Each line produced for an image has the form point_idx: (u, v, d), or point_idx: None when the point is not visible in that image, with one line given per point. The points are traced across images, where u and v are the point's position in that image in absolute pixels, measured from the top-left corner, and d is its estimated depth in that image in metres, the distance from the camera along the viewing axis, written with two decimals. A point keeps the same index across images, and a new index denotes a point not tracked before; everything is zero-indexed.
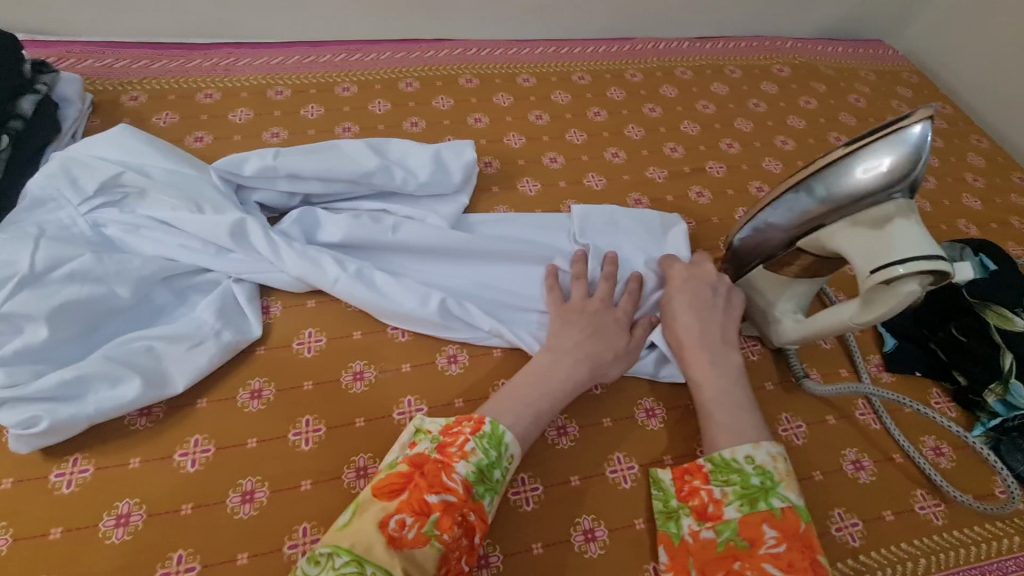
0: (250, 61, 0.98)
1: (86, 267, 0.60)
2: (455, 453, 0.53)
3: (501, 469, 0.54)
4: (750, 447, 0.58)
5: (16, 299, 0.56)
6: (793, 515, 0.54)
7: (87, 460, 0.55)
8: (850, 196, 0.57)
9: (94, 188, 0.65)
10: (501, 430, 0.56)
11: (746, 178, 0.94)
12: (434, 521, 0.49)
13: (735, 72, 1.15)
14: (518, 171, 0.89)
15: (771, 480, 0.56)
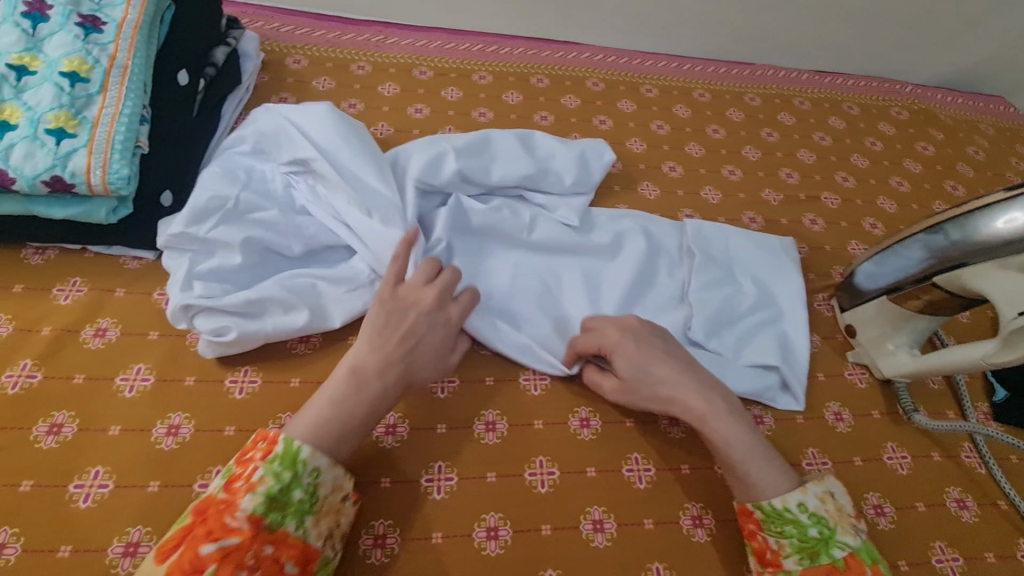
0: (398, 40, 1.05)
1: (275, 216, 0.66)
2: (240, 488, 0.48)
3: (302, 488, 0.50)
4: (799, 493, 0.55)
5: (219, 228, 0.63)
6: (855, 562, 0.52)
7: (255, 372, 0.62)
8: (992, 241, 0.59)
9: (276, 141, 0.68)
10: (295, 447, 0.51)
11: (860, 213, 0.95)
12: (215, 571, 0.44)
13: (853, 109, 1.16)
14: (639, 174, 0.93)
15: (827, 528, 0.53)
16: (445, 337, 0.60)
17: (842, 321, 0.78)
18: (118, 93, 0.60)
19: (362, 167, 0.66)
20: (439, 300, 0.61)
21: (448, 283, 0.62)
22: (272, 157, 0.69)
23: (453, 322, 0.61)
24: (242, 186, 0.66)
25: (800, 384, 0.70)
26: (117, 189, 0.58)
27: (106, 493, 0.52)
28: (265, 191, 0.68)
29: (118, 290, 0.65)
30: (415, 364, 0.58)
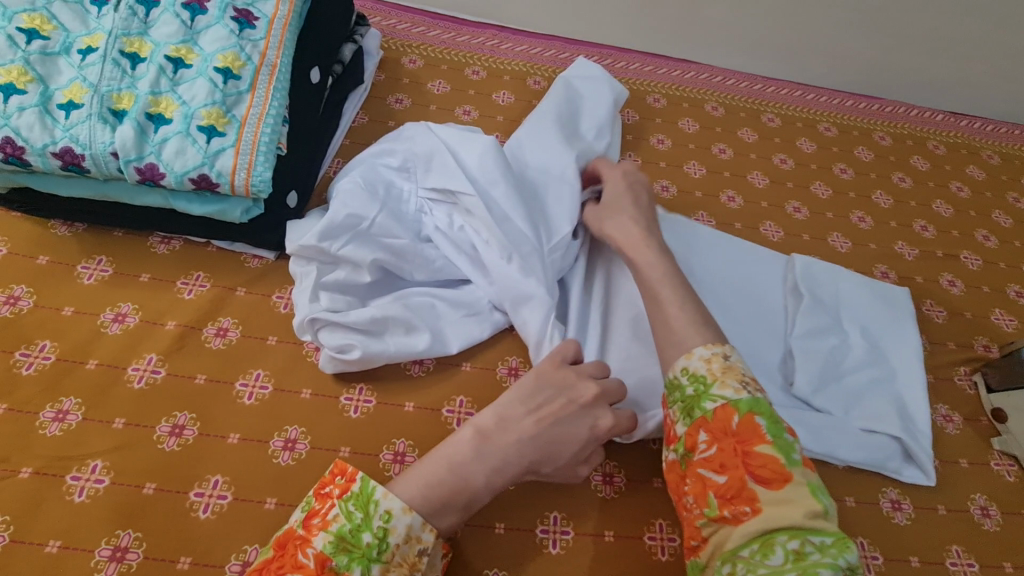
0: (513, 45, 1.02)
1: (403, 244, 0.62)
2: (314, 525, 0.46)
3: (373, 530, 0.46)
4: (685, 358, 0.52)
5: (349, 247, 0.60)
6: (723, 414, 0.48)
7: (371, 392, 0.59)
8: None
9: (422, 163, 0.65)
10: (370, 487, 0.48)
11: (1003, 278, 0.86)
12: None
13: (993, 158, 1.06)
14: (760, 212, 0.87)
15: (703, 385, 0.50)
16: (585, 441, 0.54)
17: (989, 402, 0.70)
18: (265, 92, 0.59)
19: (514, 206, 0.62)
20: (595, 400, 0.55)
21: (609, 386, 0.57)
22: (414, 177, 0.66)
23: (600, 430, 0.55)
24: (380, 204, 0.63)
25: (926, 458, 0.64)
26: (258, 192, 0.57)
27: (224, 504, 0.51)
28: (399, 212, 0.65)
29: (239, 289, 0.64)
30: (544, 461, 0.52)
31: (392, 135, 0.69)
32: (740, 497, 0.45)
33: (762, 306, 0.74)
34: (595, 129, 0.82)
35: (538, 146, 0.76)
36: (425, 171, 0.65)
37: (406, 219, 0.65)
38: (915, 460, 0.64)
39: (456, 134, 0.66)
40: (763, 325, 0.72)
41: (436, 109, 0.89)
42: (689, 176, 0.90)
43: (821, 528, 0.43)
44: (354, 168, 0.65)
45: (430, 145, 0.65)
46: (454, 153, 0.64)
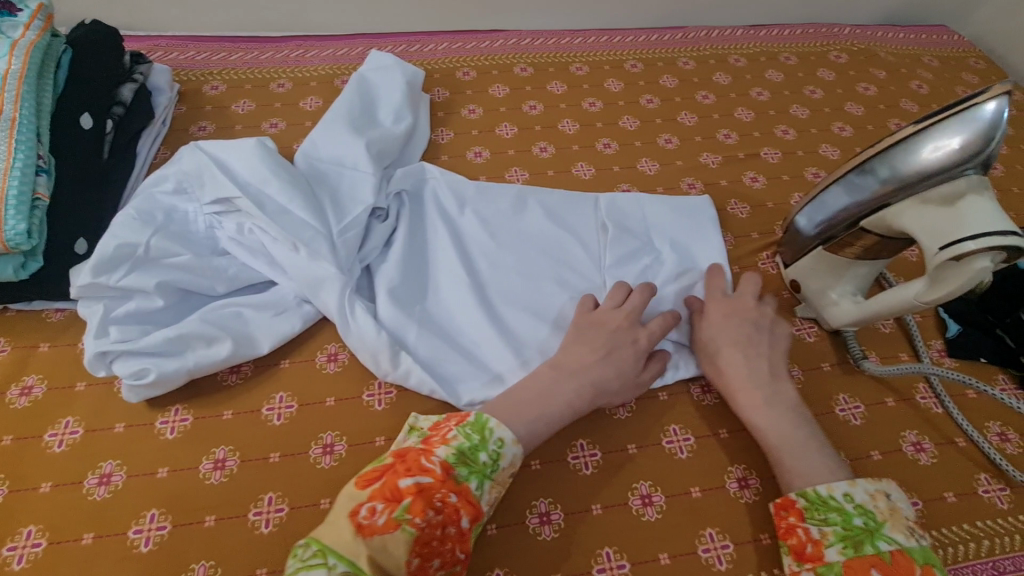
0: (318, 52, 1.03)
1: (190, 262, 0.64)
2: (435, 441, 0.54)
3: (488, 452, 0.54)
4: (846, 484, 0.55)
5: (131, 276, 0.62)
6: (904, 558, 0.50)
7: (187, 410, 0.61)
8: (914, 180, 0.58)
9: (195, 182, 0.68)
10: (484, 417, 0.56)
11: (801, 164, 0.94)
12: (408, 505, 0.48)
13: (790, 59, 1.14)
14: (572, 156, 0.92)
15: (873, 520, 0.53)
16: (634, 357, 0.64)
17: (786, 277, 0.77)
18: (8, 147, 0.60)
19: (291, 199, 0.67)
20: (628, 322, 0.66)
21: (636, 305, 0.67)
22: (194, 197, 0.68)
23: (642, 344, 0.65)
24: (154, 229, 0.64)
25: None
26: (16, 245, 0.57)
27: (38, 552, 0.52)
28: (186, 236, 0.67)
29: (41, 346, 0.64)
30: (607, 378, 0.62)
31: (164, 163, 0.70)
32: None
33: (570, 241, 0.78)
34: (392, 114, 0.85)
35: (332, 145, 0.78)
36: (199, 190, 0.67)
37: (193, 240, 0.67)
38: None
39: (220, 148, 0.69)
40: (571, 256, 0.77)
41: (241, 128, 0.90)
42: (501, 138, 0.94)
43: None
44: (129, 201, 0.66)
45: (197, 164, 0.68)
46: (222, 165, 0.68)
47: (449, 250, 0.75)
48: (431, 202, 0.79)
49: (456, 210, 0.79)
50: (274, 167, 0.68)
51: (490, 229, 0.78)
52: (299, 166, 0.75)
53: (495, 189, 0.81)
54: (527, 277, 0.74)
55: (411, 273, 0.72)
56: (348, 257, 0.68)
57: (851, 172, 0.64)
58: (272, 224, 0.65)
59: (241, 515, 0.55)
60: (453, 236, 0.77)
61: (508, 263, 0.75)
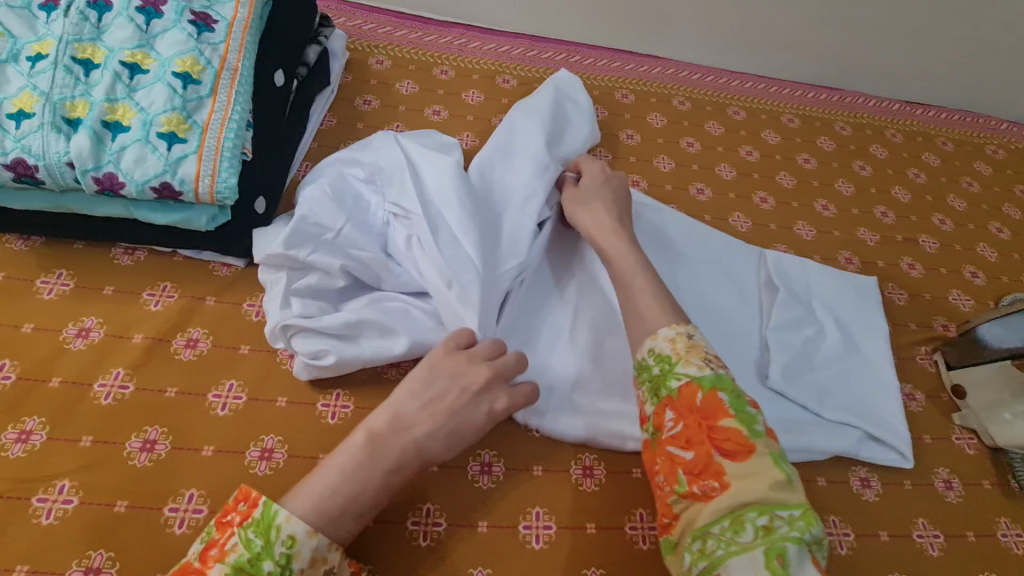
0: (481, 44, 1.02)
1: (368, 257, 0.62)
2: (211, 556, 0.44)
3: (275, 559, 0.44)
4: (649, 338, 0.55)
5: (318, 253, 0.60)
6: (688, 390, 0.50)
7: (348, 397, 0.59)
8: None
9: (374, 173, 0.66)
10: (271, 511, 0.46)
11: (960, 260, 0.90)
12: None
13: (947, 145, 1.10)
14: (728, 204, 0.89)
15: (668, 363, 0.52)
16: (481, 425, 0.54)
17: (948, 379, 0.73)
18: (227, 96, 0.58)
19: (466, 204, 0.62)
20: (488, 383, 0.55)
21: (506, 365, 0.56)
22: (381, 191, 0.65)
23: (497, 412, 0.54)
24: (346, 215, 0.62)
25: (899, 437, 0.66)
26: (223, 199, 0.56)
27: (200, 518, 0.50)
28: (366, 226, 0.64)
29: (208, 299, 0.62)
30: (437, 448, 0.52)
31: (360, 145, 0.68)
32: (708, 471, 0.47)
33: (731, 296, 0.74)
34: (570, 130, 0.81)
35: (507, 163, 0.74)
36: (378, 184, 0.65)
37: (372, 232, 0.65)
38: (887, 442, 0.66)
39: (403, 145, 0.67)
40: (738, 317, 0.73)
41: (405, 110, 0.88)
42: (658, 170, 0.91)
43: (788, 502, 0.45)
44: (321, 175, 0.65)
45: (380, 154, 0.66)
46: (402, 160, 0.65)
47: None
48: None
49: None
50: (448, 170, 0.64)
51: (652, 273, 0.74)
52: (472, 179, 0.71)
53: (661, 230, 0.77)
54: None
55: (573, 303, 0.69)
56: (499, 295, 0.63)
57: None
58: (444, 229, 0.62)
59: (400, 522, 0.55)
60: None
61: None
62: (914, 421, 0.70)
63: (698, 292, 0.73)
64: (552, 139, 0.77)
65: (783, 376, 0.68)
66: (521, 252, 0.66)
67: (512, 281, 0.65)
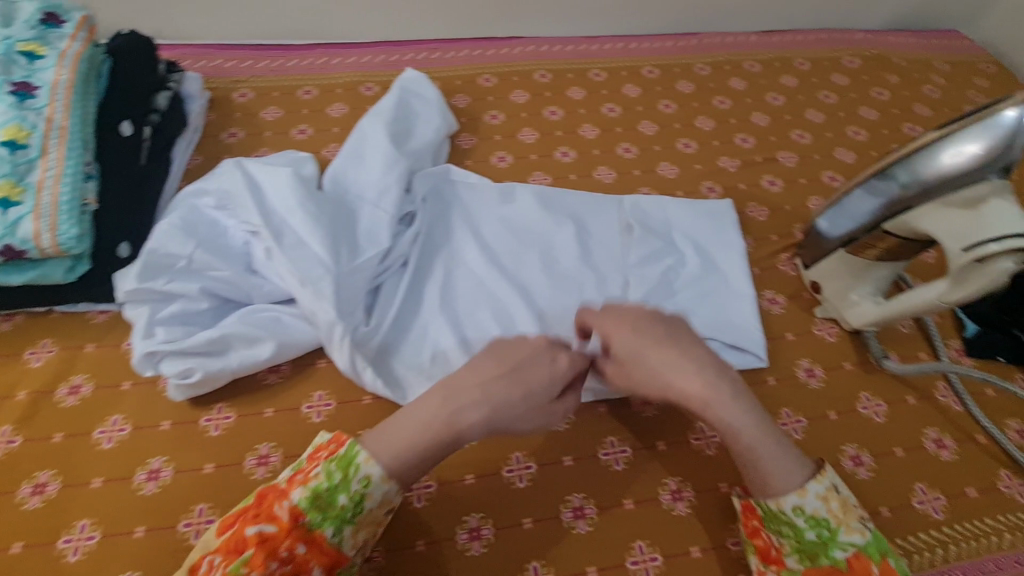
0: (341, 59, 1.06)
1: (227, 276, 0.66)
2: (296, 480, 0.50)
3: (349, 494, 0.50)
4: (796, 496, 0.53)
5: (175, 281, 0.64)
6: (858, 562, 0.51)
7: (229, 409, 0.63)
8: (943, 176, 0.59)
9: (222, 199, 0.69)
10: (354, 450, 0.51)
11: (818, 168, 0.95)
12: (248, 556, 0.45)
13: (804, 64, 1.15)
14: (593, 160, 0.94)
15: (827, 529, 0.53)
16: (550, 377, 0.56)
17: (806, 278, 0.78)
18: (58, 154, 0.62)
19: (307, 209, 0.66)
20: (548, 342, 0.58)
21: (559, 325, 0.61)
22: (232, 213, 0.69)
23: (561, 366, 0.57)
24: (197, 242, 0.66)
25: (753, 340, 0.71)
26: (68, 250, 0.60)
27: (93, 543, 0.54)
28: (224, 249, 0.68)
29: (87, 346, 0.66)
30: (511, 401, 0.54)
31: (208, 175, 0.71)
32: None
33: (584, 243, 0.81)
34: (420, 122, 0.86)
35: (358, 164, 0.78)
36: (228, 208, 0.69)
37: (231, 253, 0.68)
38: (742, 347, 0.71)
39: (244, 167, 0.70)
40: (599, 261, 0.80)
41: (270, 135, 0.92)
42: (523, 143, 0.96)
43: None
44: (173, 210, 0.68)
45: (224, 179, 0.69)
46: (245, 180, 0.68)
47: (470, 265, 0.77)
48: (455, 216, 0.82)
49: (478, 222, 0.82)
50: (288, 182, 0.67)
51: (514, 241, 0.81)
52: (324, 186, 0.75)
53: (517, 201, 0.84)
54: (559, 285, 0.77)
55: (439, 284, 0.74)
56: (362, 284, 0.67)
57: (880, 176, 0.65)
58: (293, 237, 0.66)
59: None
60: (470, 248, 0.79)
61: (525, 278, 0.77)
62: (777, 322, 0.75)
63: (556, 249, 0.80)
64: (399, 135, 0.83)
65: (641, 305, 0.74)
66: (378, 241, 0.70)
67: (374, 269, 0.69)
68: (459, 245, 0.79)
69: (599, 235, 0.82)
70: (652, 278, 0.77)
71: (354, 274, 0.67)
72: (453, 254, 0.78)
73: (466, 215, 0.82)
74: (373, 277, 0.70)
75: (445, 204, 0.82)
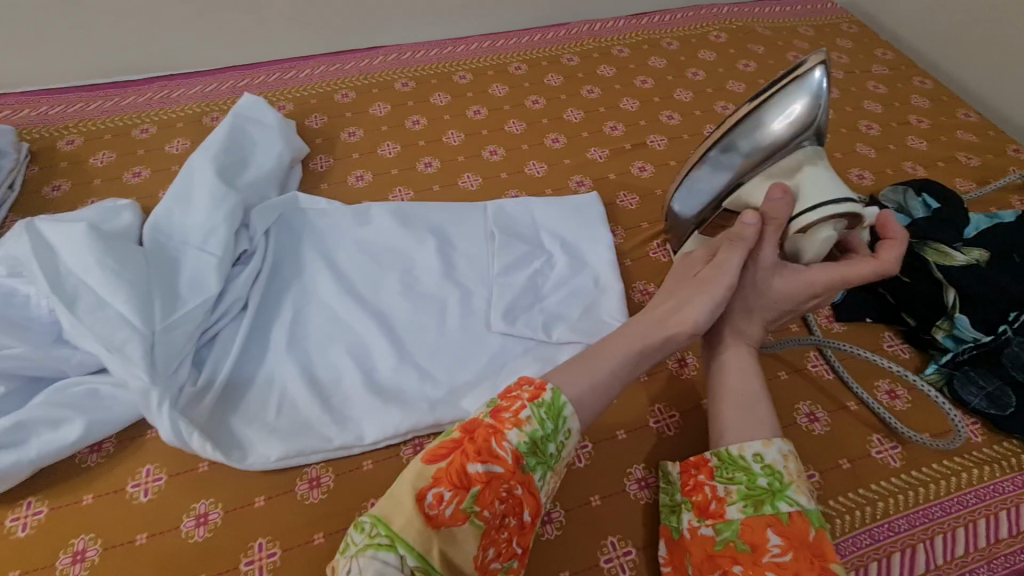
0: (184, 91, 0.98)
1: (24, 353, 0.58)
2: (507, 419, 0.50)
3: (557, 442, 0.51)
4: (761, 445, 0.54)
5: None
6: (800, 519, 0.51)
7: (41, 502, 0.56)
8: (777, 143, 0.58)
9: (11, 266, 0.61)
10: (561, 401, 0.52)
11: (687, 148, 0.94)
12: (478, 491, 0.47)
13: (672, 44, 1.15)
14: (459, 167, 0.90)
15: (779, 481, 0.53)
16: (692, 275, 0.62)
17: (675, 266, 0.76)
18: None
19: (107, 267, 0.59)
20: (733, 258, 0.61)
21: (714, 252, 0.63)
22: (26, 279, 0.61)
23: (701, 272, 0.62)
24: None
25: None
26: None
27: None
28: (21, 322, 0.60)
29: None
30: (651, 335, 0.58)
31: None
32: None
33: (445, 257, 0.77)
34: (259, 151, 0.80)
35: (181, 205, 0.71)
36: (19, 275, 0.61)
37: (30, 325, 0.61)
38: None
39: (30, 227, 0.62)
40: (463, 274, 0.76)
41: (100, 183, 0.84)
42: (383, 158, 0.91)
43: None
44: None
45: (11, 245, 0.61)
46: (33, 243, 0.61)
47: (321, 296, 0.72)
48: (305, 245, 0.76)
49: (331, 249, 0.77)
50: (83, 238, 0.60)
51: (371, 263, 0.76)
52: (143, 234, 0.68)
53: (373, 221, 0.79)
54: (419, 304, 0.72)
55: (286, 322, 0.69)
56: (186, 340, 0.61)
57: (723, 142, 0.61)
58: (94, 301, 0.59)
59: None
60: (320, 278, 0.73)
61: (383, 304, 0.72)
62: None
63: (418, 264, 0.76)
64: (232, 168, 0.76)
65: (505, 318, 0.71)
66: (203, 289, 0.64)
67: (201, 320, 0.63)
68: (309, 276, 0.73)
69: (462, 247, 0.78)
70: (514, 287, 0.73)
71: (174, 330, 0.61)
72: (302, 289, 0.72)
73: (317, 243, 0.77)
74: (202, 328, 0.64)
75: (292, 234, 0.77)
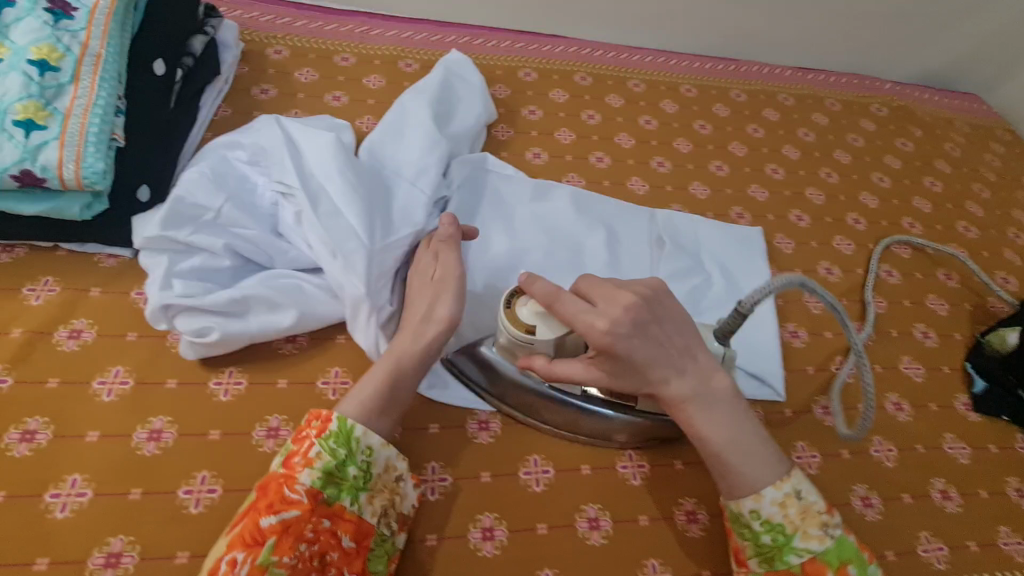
0: (382, 31, 1.02)
1: (254, 236, 0.63)
2: (296, 464, 0.50)
3: (357, 464, 0.51)
4: (751, 501, 0.53)
5: (199, 234, 0.60)
6: (813, 567, 0.51)
7: (241, 374, 0.60)
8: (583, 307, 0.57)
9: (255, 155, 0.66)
10: (348, 425, 0.52)
11: (843, 209, 0.97)
12: (274, 543, 0.46)
13: (836, 105, 1.17)
14: (627, 169, 0.93)
15: (782, 535, 0.52)
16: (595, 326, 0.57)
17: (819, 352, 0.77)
18: (90, 83, 0.61)
19: (348, 179, 0.64)
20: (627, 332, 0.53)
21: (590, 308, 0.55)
22: (265, 171, 0.66)
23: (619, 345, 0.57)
24: (227, 196, 0.63)
25: (774, 375, 0.72)
26: (90, 183, 0.58)
27: (84, 501, 0.50)
28: (253, 208, 0.65)
29: (93, 290, 0.62)
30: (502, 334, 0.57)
31: (243, 129, 0.68)
32: None
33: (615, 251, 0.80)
34: (462, 106, 0.84)
35: (396, 139, 0.75)
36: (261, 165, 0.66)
37: (258, 213, 0.65)
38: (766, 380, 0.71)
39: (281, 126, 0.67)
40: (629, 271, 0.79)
41: (303, 97, 0.89)
42: (559, 142, 0.94)
43: None
44: (201, 158, 0.65)
45: (259, 136, 0.66)
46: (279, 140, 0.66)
47: (500, 257, 0.75)
48: (488, 205, 0.80)
49: (510, 215, 0.80)
50: (331, 148, 0.65)
51: (546, 239, 0.79)
52: (362, 157, 0.73)
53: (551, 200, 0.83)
54: None
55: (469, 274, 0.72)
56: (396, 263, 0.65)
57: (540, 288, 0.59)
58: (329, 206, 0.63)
59: None
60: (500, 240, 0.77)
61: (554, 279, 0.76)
62: (800, 356, 0.76)
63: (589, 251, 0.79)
64: (441, 117, 0.81)
65: None
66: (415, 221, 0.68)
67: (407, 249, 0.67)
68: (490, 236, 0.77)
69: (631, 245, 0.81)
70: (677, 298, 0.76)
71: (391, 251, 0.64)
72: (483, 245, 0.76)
73: (499, 205, 0.80)
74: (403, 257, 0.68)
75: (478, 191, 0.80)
